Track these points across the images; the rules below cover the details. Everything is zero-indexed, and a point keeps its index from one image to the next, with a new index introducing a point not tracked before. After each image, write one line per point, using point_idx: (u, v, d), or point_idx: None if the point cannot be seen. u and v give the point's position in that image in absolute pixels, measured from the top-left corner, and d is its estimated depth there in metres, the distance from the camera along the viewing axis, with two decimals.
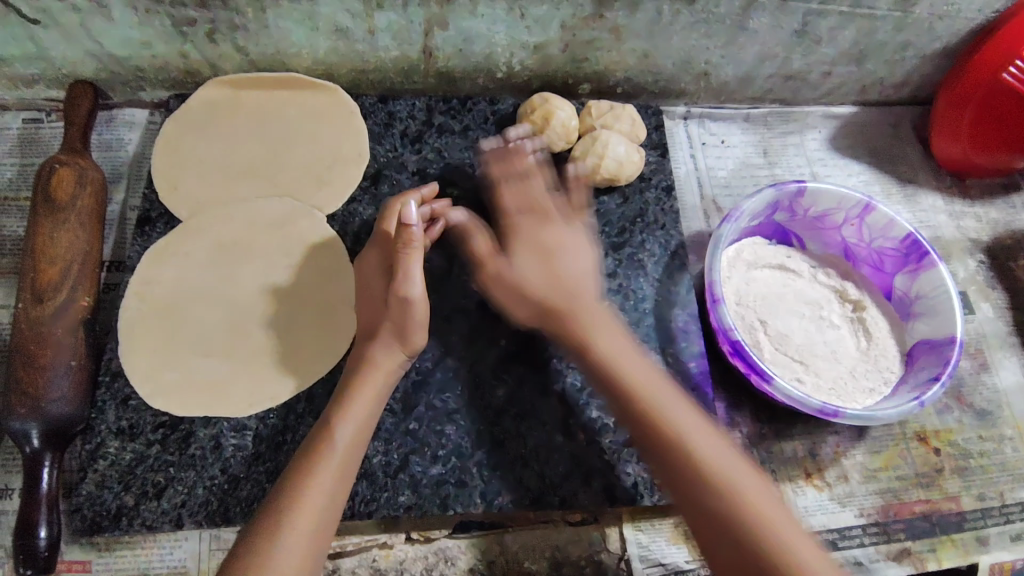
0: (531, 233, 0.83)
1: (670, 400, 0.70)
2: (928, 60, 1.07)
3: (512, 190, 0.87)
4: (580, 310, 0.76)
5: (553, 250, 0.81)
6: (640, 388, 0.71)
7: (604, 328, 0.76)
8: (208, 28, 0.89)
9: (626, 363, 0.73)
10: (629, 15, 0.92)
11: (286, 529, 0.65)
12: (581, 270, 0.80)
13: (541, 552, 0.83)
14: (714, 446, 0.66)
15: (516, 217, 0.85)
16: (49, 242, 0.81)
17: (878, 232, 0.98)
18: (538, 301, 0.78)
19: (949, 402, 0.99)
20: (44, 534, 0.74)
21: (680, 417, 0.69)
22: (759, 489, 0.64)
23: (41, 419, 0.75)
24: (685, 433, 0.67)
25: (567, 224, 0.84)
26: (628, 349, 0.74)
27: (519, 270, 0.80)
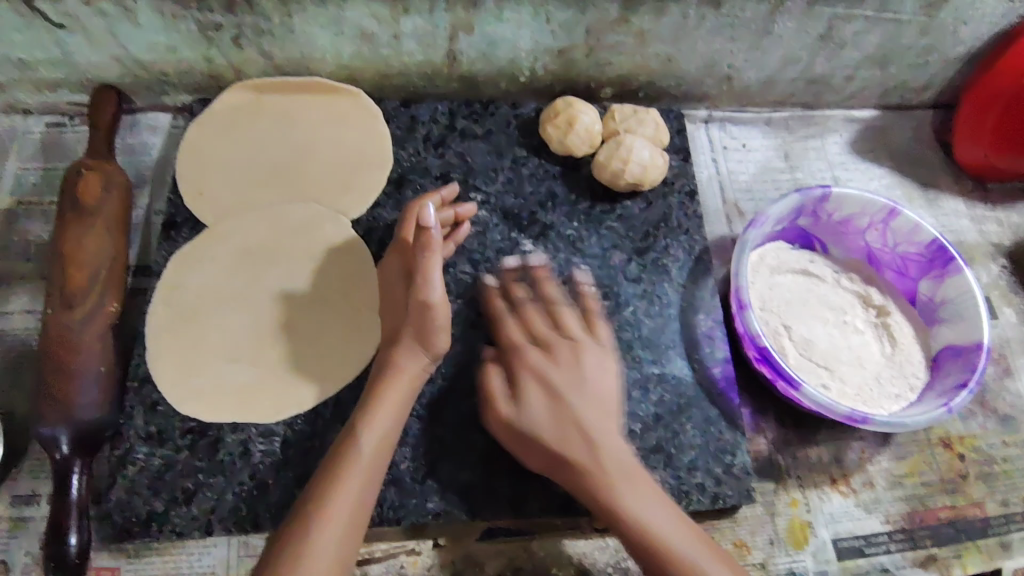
0: (566, 370, 0.79)
1: (619, 471, 0.73)
2: (951, 64, 1.06)
3: (512, 322, 0.85)
4: (593, 464, 0.73)
5: (565, 393, 0.77)
6: (652, 528, 0.70)
7: (623, 467, 0.74)
8: (234, 33, 0.89)
9: (636, 507, 0.71)
10: (655, 20, 0.92)
11: (313, 538, 0.65)
12: (602, 391, 0.79)
13: (568, 558, 0.83)
14: (653, 511, 0.71)
15: (520, 354, 0.82)
16: (76, 247, 0.81)
17: (903, 237, 0.98)
18: (544, 447, 0.75)
19: (973, 408, 0.99)
20: (75, 541, 0.74)
21: (686, 552, 0.69)
22: (702, 561, 0.69)
23: (71, 425, 0.75)
24: (697, 563, 0.68)
25: (603, 368, 0.81)
26: (632, 480, 0.73)
27: (526, 416, 0.77)
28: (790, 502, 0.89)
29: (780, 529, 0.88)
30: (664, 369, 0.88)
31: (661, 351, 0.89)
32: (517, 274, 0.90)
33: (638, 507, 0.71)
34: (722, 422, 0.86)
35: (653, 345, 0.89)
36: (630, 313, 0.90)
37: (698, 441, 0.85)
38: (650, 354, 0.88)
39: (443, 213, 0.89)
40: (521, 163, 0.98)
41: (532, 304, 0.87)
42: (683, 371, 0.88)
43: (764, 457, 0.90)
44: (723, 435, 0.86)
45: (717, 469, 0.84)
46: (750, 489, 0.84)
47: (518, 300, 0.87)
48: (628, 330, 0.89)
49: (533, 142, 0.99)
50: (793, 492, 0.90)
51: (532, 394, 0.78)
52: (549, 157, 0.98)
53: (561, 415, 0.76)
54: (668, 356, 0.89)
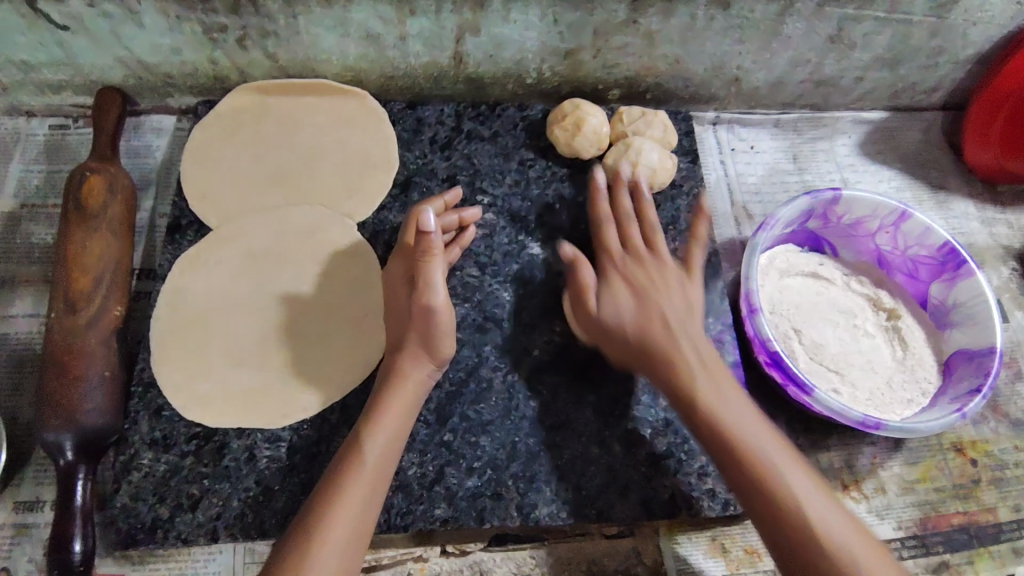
0: (654, 278, 0.81)
1: (739, 413, 0.71)
2: (961, 65, 1.05)
3: (612, 230, 0.87)
4: (671, 347, 0.75)
5: (650, 291, 0.79)
6: (736, 425, 0.70)
7: (712, 369, 0.74)
8: (239, 34, 0.88)
9: (719, 402, 0.71)
10: (663, 20, 0.91)
11: (317, 547, 0.64)
12: (687, 300, 0.80)
13: (577, 565, 0.82)
14: (776, 456, 0.68)
15: (616, 264, 0.84)
16: (81, 251, 0.81)
17: (914, 240, 0.97)
18: (632, 344, 0.78)
19: (985, 412, 0.98)
20: (79, 548, 0.73)
21: (737, 416, 0.70)
22: (824, 507, 0.65)
23: (75, 430, 0.74)
24: (767, 463, 0.67)
25: (682, 282, 0.81)
26: (725, 386, 0.73)
27: (605, 308, 0.80)
28: None
29: None
30: None
31: None
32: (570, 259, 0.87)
33: (755, 445, 0.68)
34: None
35: None
36: None
37: None
38: None
39: (447, 217, 0.87)
40: (528, 165, 0.97)
41: (625, 195, 0.89)
42: None
43: None
44: None
45: None
46: None
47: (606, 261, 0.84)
48: None
49: (541, 144, 0.98)
50: None
51: (614, 292, 0.81)
52: (556, 159, 0.98)
53: (642, 314, 0.78)
54: None
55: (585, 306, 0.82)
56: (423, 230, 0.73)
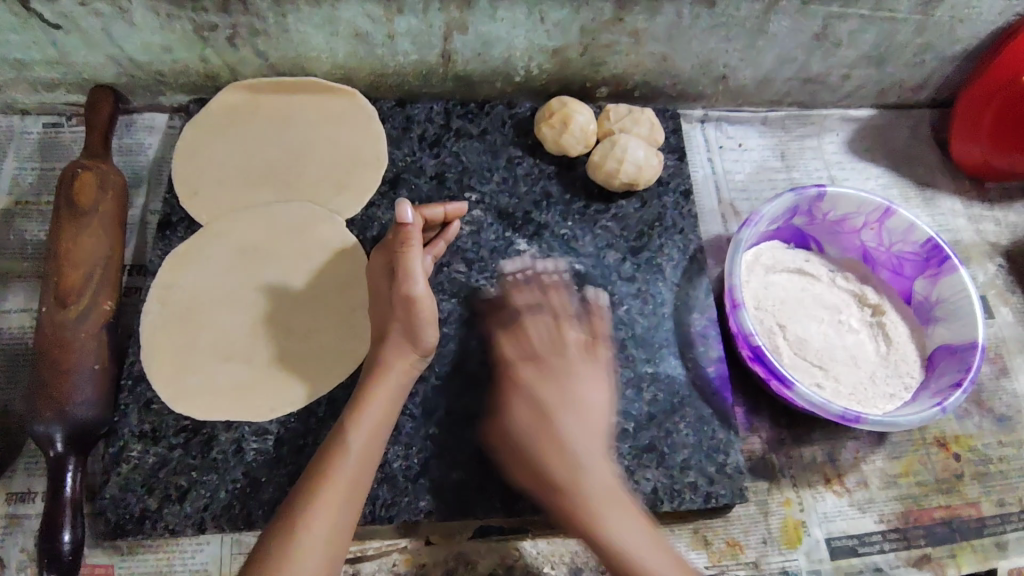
0: (560, 393, 0.80)
1: (597, 477, 0.75)
2: (948, 63, 1.06)
3: (568, 326, 0.86)
4: (539, 445, 0.77)
5: (554, 410, 0.79)
6: (591, 496, 0.74)
7: (589, 442, 0.77)
8: (228, 33, 0.89)
9: (583, 459, 0.76)
10: (649, 19, 0.92)
11: (301, 533, 0.66)
12: (584, 399, 0.80)
13: (561, 557, 0.83)
14: (626, 529, 0.72)
15: (558, 362, 0.83)
16: (72, 246, 0.82)
17: (898, 236, 0.98)
18: (528, 467, 0.78)
19: (969, 407, 0.98)
20: (68, 538, 0.74)
21: (602, 492, 0.74)
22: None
23: (66, 422, 0.76)
24: (611, 529, 0.72)
25: (591, 372, 0.83)
26: (581, 442, 0.77)
27: (514, 426, 0.80)
28: (784, 502, 0.89)
29: (773, 528, 0.88)
30: (658, 368, 0.88)
31: (655, 350, 0.89)
32: (525, 287, 0.89)
33: (619, 528, 0.72)
34: (715, 422, 0.86)
35: (647, 345, 0.89)
36: (624, 312, 0.90)
37: (691, 439, 0.85)
38: (644, 353, 0.89)
39: (431, 211, 0.86)
40: (515, 162, 0.98)
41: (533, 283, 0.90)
42: (677, 370, 0.88)
43: (758, 456, 0.90)
44: (717, 434, 0.86)
45: (709, 468, 0.84)
46: (743, 488, 0.84)
47: (522, 307, 0.88)
48: (622, 329, 0.90)
49: (528, 141, 0.99)
50: (787, 491, 0.90)
51: (520, 405, 0.81)
52: (543, 156, 0.98)
53: (541, 420, 0.78)
54: (662, 355, 0.89)
55: (496, 415, 0.82)
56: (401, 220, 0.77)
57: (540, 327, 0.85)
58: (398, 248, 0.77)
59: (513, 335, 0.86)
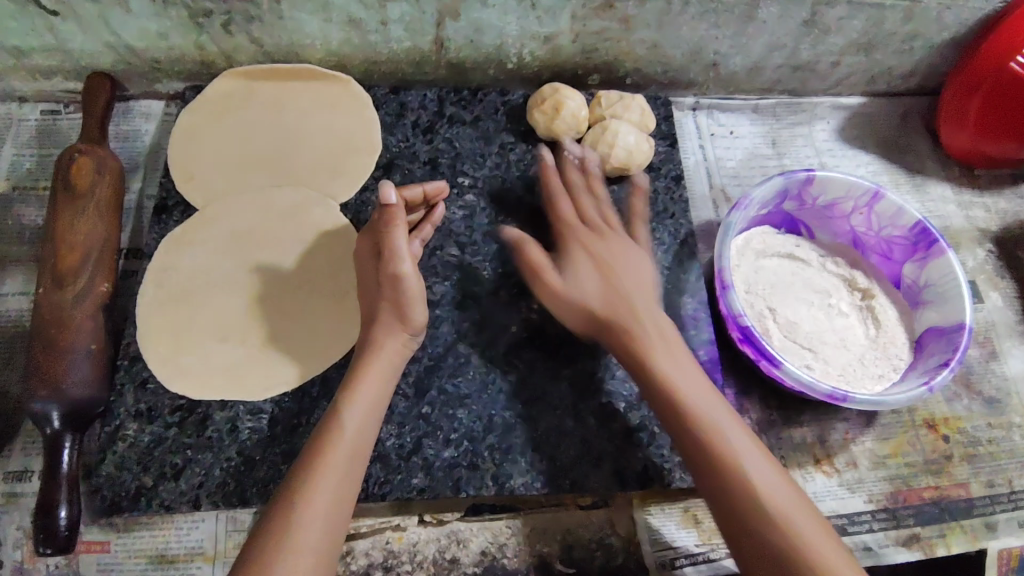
0: (583, 256, 0.87)
1: (712, 405, 0.73)
2: (936, 50, 1.07)
3: (568, 204, 0.93)
4: (639, 322, 0.80)
5: (613, 264, 0.86)
6: (704, 415, 0.72)
7: (662, 338, 0.79)
8: (223, 19, 0.90)
9: (677, 376, 0.76)
10: (639, 5, 0.93)
11: (303, 504, 0.66)
12: (636, 271, 0.86)
13: (553, 535, 0.84)
14: (731, 431, 0.71)
15: (574, 233, 0.90)
16: (68, 228, 0.83)
17: (887, 220, 0.99)
18: (603, 317, 0.82)
19: (958, 390, 0.99)
20: (64, 514, 0.75)
21: (722, 427, 0.71)
22: (772, 481, 0.68)
23: (62, 400, 0.77)
24: (710, 428, 0.71)
25: (637, 248, 0.89)
26: (670, 351, 0.78)
27: (575, 281, 0.85)
28: None
29: None
30: None
31: None
32: (575, 164, 0.96)
33: (718, 425, 0.71)
34: None
35: None
36: None
37: None
38: None
39: (412, 191, 0.86)
40: (508, 148, 0.99)
41: (580, 171, 0.95)
42: None
43: None
44: None
45: None
46: None
47: (570, 186, 0.94)
48: None
49: (521, 127, 1.00)
50: None
51: (583, 271, 0.86)
52: (536, 142, 1.00)
53: (609, 292, 0.83)
54: None
55: (544, 279, 0.87)
56: (384, 202, 0.77)
57: (588, 197, 0.93)
58: (382, 228, 0.78)
59: (574, 198, 0.93)
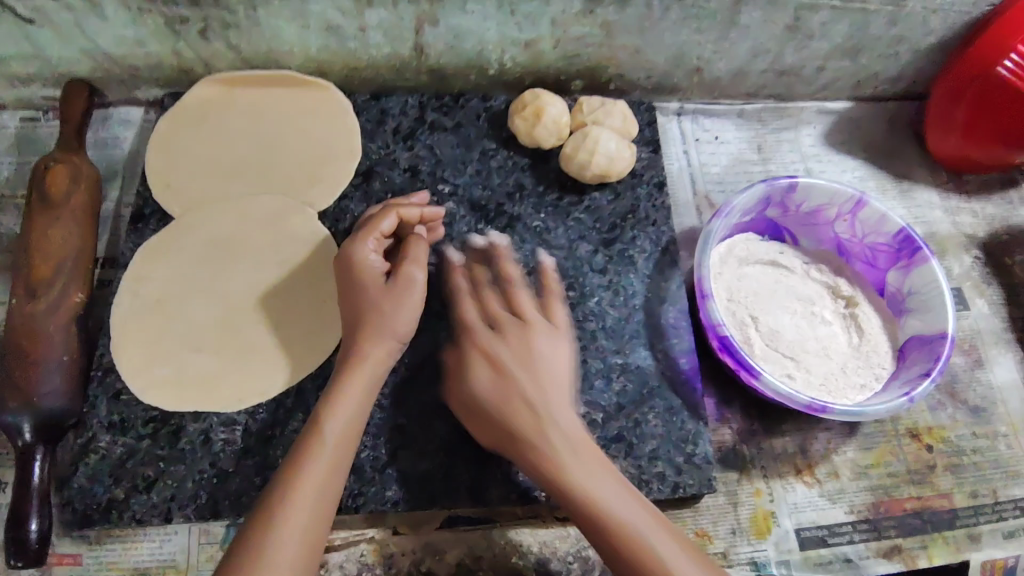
0: (520, 350, 0.78)
1: (616, 501, 0.69)
2: (923, 54, 1.06)
3: (473, 308, 0.85)
4: (536, 405, 0.74)
5: (541, 367, 0.77)
6: (558, 450, 0.72)
7: (551, 390, 0.76)
8: (200, 26, 0.89)
9: (598, 491, 0.69)
10: (619, 11, 0.92)
11: (280, 521, 0.65)
12: (552, 367, 0.78)
13: (529, 547, 0.83)
14: (630, 513, 0.68)
15: (477, 341, 0.81)
16: (42, 238, 0.82)
17: (871, 227, 0.98)
18: (497, 421, 0.75)
19: (942, 399, 0.98)
20: (35, 527, 0.75)
21: (586, 476, 0.70)
22: None
23: (34, 412, 0.76)
24: (614, 516, 0.68)
25: (549, 340, 0.80)
26: (577, 443, 0.73)
27: (475, 387, 0.78)
28: (753, 492, 0.89)
29: (742, 518, 0.88)
30: (628, 359, 0.88)
31: (626, 341, 0.89)
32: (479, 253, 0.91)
33: (623, 514, 0.68)
34: (685, 412, 0.86)
35: (617, 336, 0.89)
36: (595, 304, 0.91)
37: (660, 431, 0.85)
38: (613, 345, 0.89)
39: (409, 209, 0.84)
40: (489, 155, 0.98)
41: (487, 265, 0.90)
42: (646, 361, 0.88)
43: (729, 447, 0.91)
44: (685, 425, 0.86)
45: (678, 458, 0.84)
46: (711, 479, 0.84)
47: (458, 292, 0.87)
48: (592, 321, 0.90)
49: (502, 134, 1.00)
50: (757, 482, 0.90)
51: (482, 374, 0.78)
52: (517, 149, 0.99)
53: (503, 385, 0.76)
54: (632, 347, 0.89)
55: (456, 380, 0.81)
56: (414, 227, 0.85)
57: (488, 292, 0.86)
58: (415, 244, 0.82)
59: (476, 297, 0.86)
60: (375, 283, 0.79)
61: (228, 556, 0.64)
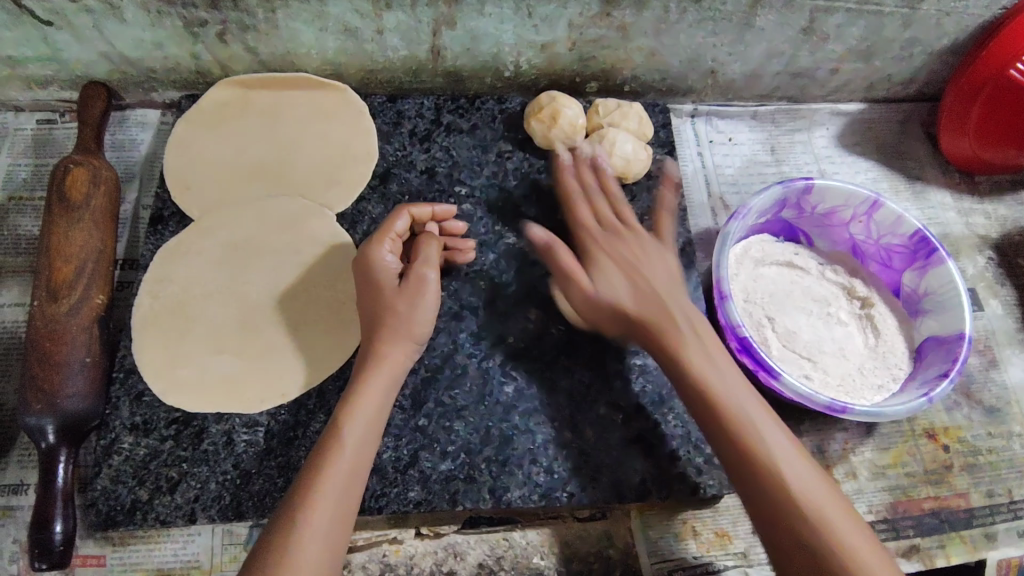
0: (609, 254, 0.84)
1: (747, 405, 0.69)
2: (936, 56, 1.06)
3: (586, 208, 0.91)
4: (666, 313, 0.76)
5: (639, 264, 0.81)
6: (710, 379, 0.71)
7: (698, 341, 0.74)
8: (218, 29, 0.90)
9: (726, 394, 0.70)
10: (636, 13, 0.92)
11: (302, 523, 0.65)
12: (670, 275, 0.81)
13: (551, 548, 0.84)
14: (770, 431, 0.67)
15: (595, 240, 0.87)
16: (64, 240, 0.83)
17: (886, 228, 0.98)
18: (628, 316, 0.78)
19: (958, 399, 0.99)
20: (60, 529, 0.75)
21: (761, 429, 0.67)
22: (819, 492, 0.64)
23: (57, 414, 0.76)
24: (745, 424, 0.67)
25: (658, 254, 0.83)
26: (712, 349, 0.73)
27: (603, 289, 0.81)
28: None
29: None
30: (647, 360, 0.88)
31: None
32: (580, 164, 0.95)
33: (753, 420, 0.68)
34: None
35: None
36: None
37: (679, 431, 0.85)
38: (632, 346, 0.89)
39: (420, 208, 0.84)
40: (505, 156, 0.98)
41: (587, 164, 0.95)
42: None
43: None
44: None
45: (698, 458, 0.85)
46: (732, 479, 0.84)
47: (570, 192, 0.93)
48: None
49: (518, 136, 1.00)
50: None
51: (608, 275, 0.81)
52: (533, 151, 0.99)
53: (630, 280, 0.80)
54: None
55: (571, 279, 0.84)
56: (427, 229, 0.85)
57: (599, 198, 0.91)
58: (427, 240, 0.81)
59: (590, 201, 0.91)
60: (390, 282, 0.79)
61: (252, 557, 0.64)
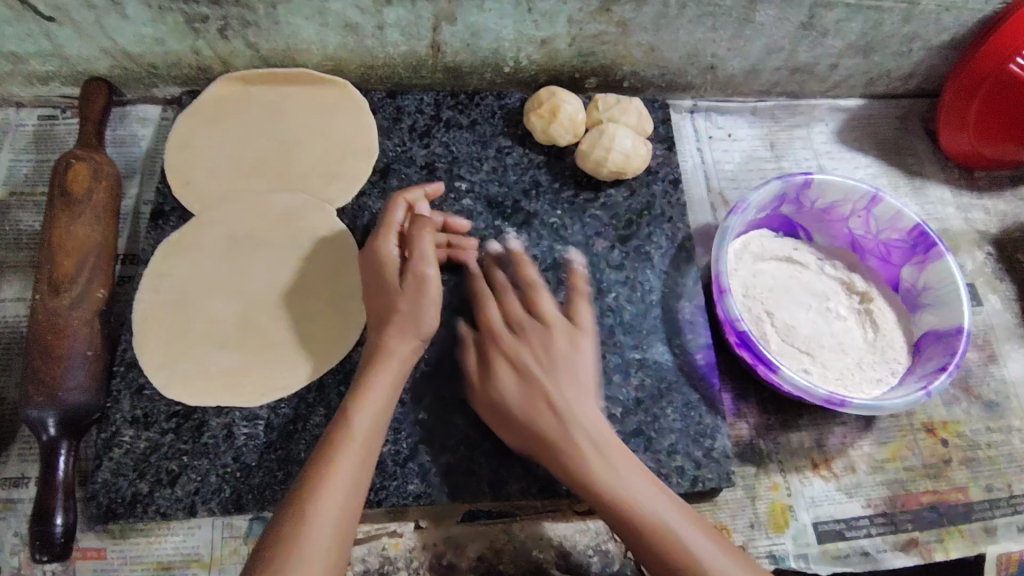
0: (545, 346, 0.82)
1: (642, 490, 0.72)
2: (935, 52, 1.06)
3: (495, 304, 0.87)
4: (568, 410, 0.77)
5: (563, 372, 0.80)
6: (622, 492, 0.72)
7: (585, 420, 0.77)
8: (220, 24, 0.90)
9: (608, 473, 0.73)
10: (636, 9, 0.93)
11: (312, 513, 0.65)
12: (578, 364, 0.82)
13: (549, 540, 0.84)
14: (664, 512, 0.70)
15: (500, 346, 0.83)
16: (65, 234, 0.83)
17: (886, 223, 0.98)
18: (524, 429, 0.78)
19: (957, 393, 0.99)
20: (61, 521, 0.75)
21: (662, 510, 0.70)
22: (717, 558, 0.67)
23: (58, 407, 0.77)
24: (633, 504, 0.71)
25: (574, 344, 0.84)
26: (585, 420, 0.77)
27: (496, 386, 0.81)
28: (771, 486, 0.90)
29: (760, 512, 0.89)
30: (646, 355, 0.89)
31: (643, 336, 0.90)
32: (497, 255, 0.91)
33: (647, 504, 0.71)
34: (702, 406, 0.87)
35: (635, 331, 0.90)
36: (612, 299, 0.91)
37: (678, 425, 0.86)
38: (631, 340, 0.89)
39: (414, 192, 0.87)
40: (505, 152, 0.99)
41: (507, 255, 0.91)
42: (664, 356, 0.89)
43: (746, 442, 0.91)
44: (704, 419, 0.86)
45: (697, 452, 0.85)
46: (730, 473, 0.84)
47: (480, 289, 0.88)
48: (610, 316, 0.90)
49: (518, 132, 1.00)
50: (774, 476, 0.91)
51: (502, 377, 0.81)
52: (533, 146, 0.99)
53: (524, 382, 0.79)
54: (649, 342, 0.89)
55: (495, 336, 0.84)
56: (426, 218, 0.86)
57: (511, 297, 0.87)
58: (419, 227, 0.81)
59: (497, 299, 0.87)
60: (394, 279, 0.80)
61: (262, 546, 0.65)
